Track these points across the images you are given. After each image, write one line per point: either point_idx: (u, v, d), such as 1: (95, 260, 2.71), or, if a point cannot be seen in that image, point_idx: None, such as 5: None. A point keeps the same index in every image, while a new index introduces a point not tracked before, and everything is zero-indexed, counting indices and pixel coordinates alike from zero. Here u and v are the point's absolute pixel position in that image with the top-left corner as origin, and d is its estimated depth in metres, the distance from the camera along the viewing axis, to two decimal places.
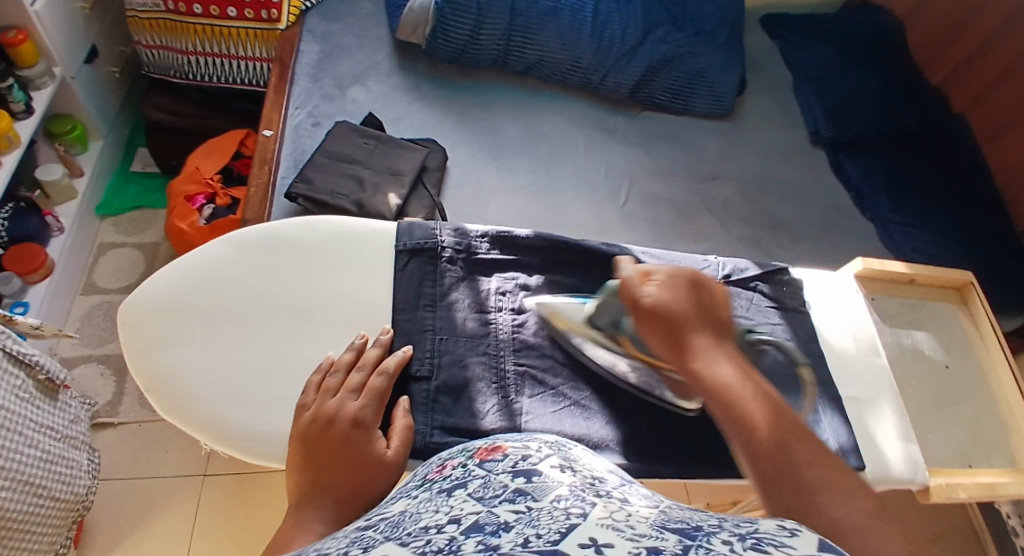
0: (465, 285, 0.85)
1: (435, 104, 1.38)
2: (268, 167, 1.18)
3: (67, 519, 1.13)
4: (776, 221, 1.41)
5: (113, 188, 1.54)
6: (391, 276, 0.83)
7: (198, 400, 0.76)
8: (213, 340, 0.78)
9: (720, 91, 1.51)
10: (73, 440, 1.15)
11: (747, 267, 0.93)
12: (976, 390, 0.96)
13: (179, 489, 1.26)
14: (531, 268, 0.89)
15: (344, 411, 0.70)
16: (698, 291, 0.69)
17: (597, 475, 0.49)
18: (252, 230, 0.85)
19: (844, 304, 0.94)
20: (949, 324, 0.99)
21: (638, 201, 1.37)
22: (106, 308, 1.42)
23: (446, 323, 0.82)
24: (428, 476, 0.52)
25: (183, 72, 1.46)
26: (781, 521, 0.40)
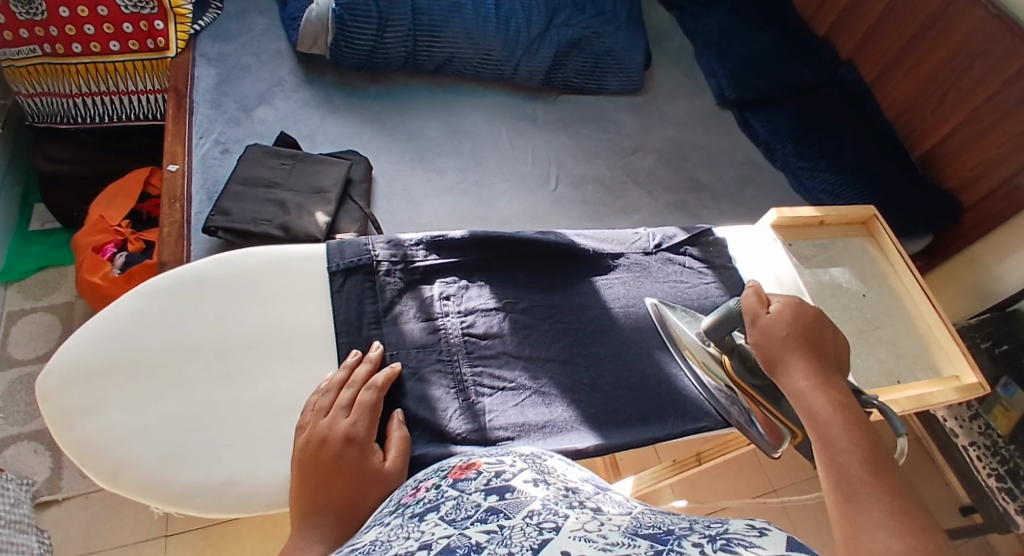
0: (408, 295, 0.83)
1: (348, 114, 1.35)
2: (179, 205, 1.11)
3: None
4: (699, 184, 1.44)
5: (13, 251, 1.44)
6: (330, 299, 0.82)
7: (137, 465, 0.72)
8: (145, 397, 0.75)
9: (628, 65, 1.54)
10: (18, 524, 1.10)
11: (675, 233, 0.96)
12: (896, 316, 1.01)
13: (141, 554, 1.20)
14: (471, 268, 0.88)
15: (337, 428, 0.70)
16: (817, 316, 0.74)
17: (569, 486, 0.58)
18: (170, 275, 0.81)
19: (770, 256, 0.97)
20: (861, 258, 1.04)
21: (567, 183, 1.39)
22: (27, 380, 1.33)
23: (395, 337, 0.81)
24: (401, 499, 0.59)
25: (71, 118, 1.36)
26: (747, 522, 0.47)
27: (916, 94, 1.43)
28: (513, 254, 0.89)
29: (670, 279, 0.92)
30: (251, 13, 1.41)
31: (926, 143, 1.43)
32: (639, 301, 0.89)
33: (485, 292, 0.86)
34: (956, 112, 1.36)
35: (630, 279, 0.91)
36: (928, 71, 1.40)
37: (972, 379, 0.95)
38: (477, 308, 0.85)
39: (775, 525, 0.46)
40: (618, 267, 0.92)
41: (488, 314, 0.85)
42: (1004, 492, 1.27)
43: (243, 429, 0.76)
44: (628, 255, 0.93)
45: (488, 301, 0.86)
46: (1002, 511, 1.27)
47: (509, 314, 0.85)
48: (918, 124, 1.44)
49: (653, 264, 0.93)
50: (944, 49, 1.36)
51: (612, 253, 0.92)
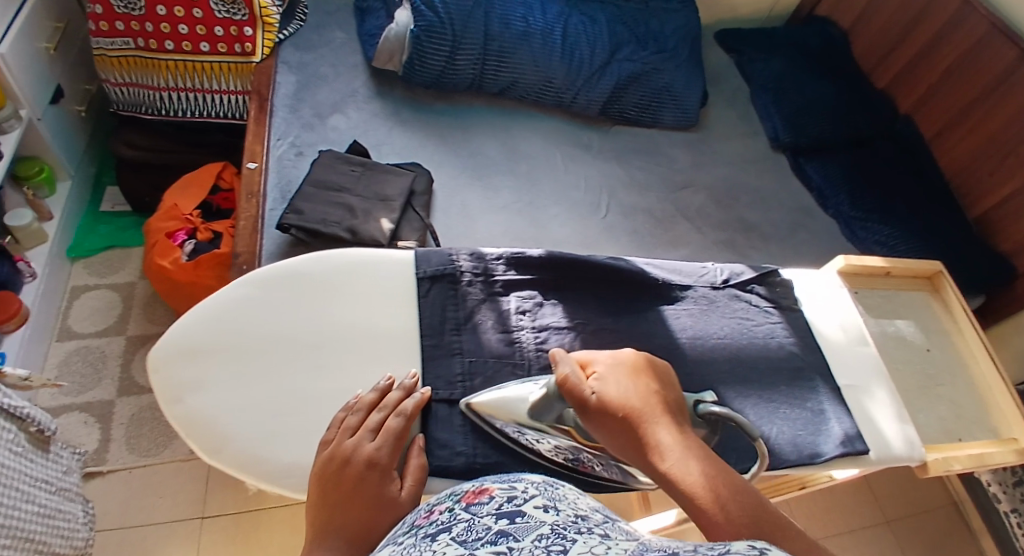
0: (487, 307, 0.89)
1: (414, 128, 1.39)
2: (256, 201, 1.17)
3: None
4: (747, 225, 1.47)
5: (82, 230, 1.51)
6: (417, 303, 0.87)
7: (235, 440, 0.78)
8: (247, 378, 0.81)
9: (685, 103, 1.58)
10: (67, 492, 1.12)
11: (742, 271, 0.98)
12: (958, 374, 1.02)
13: (176, 533, 1.24)
14: (547, 285, 0.92)
15: (361, 452, 0.72)
16: (646, 377, 0.73)
17: (579, 512, 0.59)
18: (275, 267, 0.87)
19: (835, 302, 0.99)
20: (925, 313, 1.06)
21: (618, 212, 1.42)
22: (84, 353, 1.39)
23: (473, 345, 0.86)
24: (418, 519, 0.61)
25: (156, 109, 1.43)
26: (750, 542, 0.48)
27: (973, 157, 1.46)
28: (586, 276, 0.93)
29: (737, 316, 0.94)
30: (331, 26, 1.48)
31: (981, 206, 1.45)
32: (705, 334, 0.91)
33: (560, 311, 0.90)
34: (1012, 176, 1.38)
35: (698, 311, 0.94)
36: (986, 136, 1.43)
37: None
38: (550, 325, 0.89)
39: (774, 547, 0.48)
40: (686, 298, 0.94)
41: (561, 332, 0.89)
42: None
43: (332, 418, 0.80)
44: (696, 288, 0.95)
45: (561, 320, 0.90)
46: None
47: (581, 334, 0.89)
48: (973, 186, 1.47)
49: (720, 299, 0.95)
50: (1004, 116, 1.39)
51: (681, 286, 0.95)
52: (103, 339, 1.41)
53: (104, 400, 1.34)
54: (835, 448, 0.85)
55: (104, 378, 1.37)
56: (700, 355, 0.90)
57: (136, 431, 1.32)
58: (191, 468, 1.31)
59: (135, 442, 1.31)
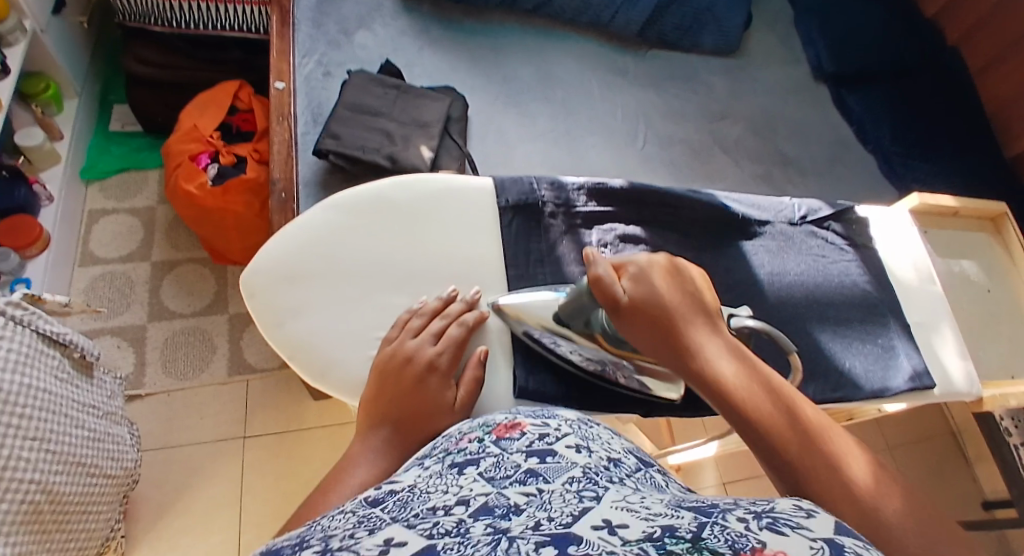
0: (569, 239, 0.88)
1: (445, 47, 1.32)
2: (287, 123, 1.11)
3: (118, 494, 1.11)
4: (785, 156, 1.44)
5: (95, 150, 1.45)
6: (500, 233, 0.85)
7: (340, 365, 0.78)
8: (342, 304, 0.80)
9: (726, 25, 1.51)
10: (113, 415, 1.12)
11: (820, 207, 0.97)
12: (1015, 314, 1.02)
13: (219, 453, 1.26)
14: (627, 219, 0.91)
15: (422, 355, 0.74)
16: (682, 275, 0.68)
17: (612, 457, 0.58)
18: (357, 190, 0.85)
19: (909, 240, 0.98)
20: (989, 252, 1.06)
21: (656, 142, 1.38)
22: (110, 278, 1.37)
23: (558, 278, 0.85)
24: (446, 447, 0.61)
25: (165, 21, 1.34)
26: (794, 501, 0.45)
27: (1019, 92, 1.42)
28: (665, 211, 0.92)
29: (812, 253, 0.93)
30: None
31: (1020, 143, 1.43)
32: (783, 272, 0.91)
33: (642, 246, 0.89)
34: None
35: (776, 246, 0.93)
36: None
37: None
38: None
39: (822, 509, 0.44)
40: (764, 234, 0.93)
41: None
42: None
43: None
44: (774, 224, 0.94)
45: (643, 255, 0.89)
46: None
47: None
48: (1015, 124, 1.44)
49: (796, 236, 0.94)
50: None
51: (759, 222, 0.93)
52: (128, 265, 1.39)
53: (135, 325, 1.33)
54: (903, 382, 0.86)
55: (133, 303, 1.35)
56: (779, 289, 0.89)
57: (170, 355, 1.32)
58: (228, 393, 1.31)
59: (171, 366, 1.31)
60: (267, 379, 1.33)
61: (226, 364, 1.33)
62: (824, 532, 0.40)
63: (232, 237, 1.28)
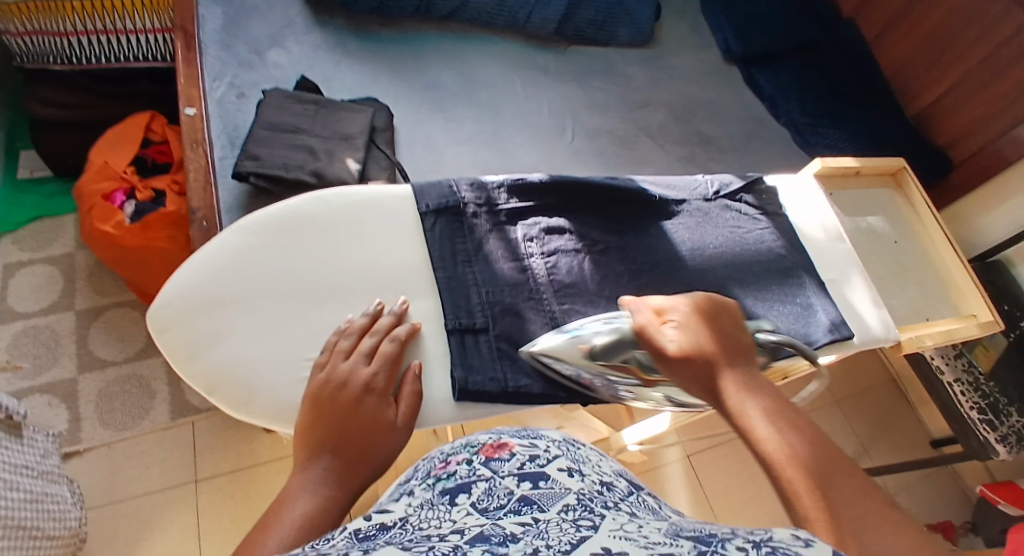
0: (495, 236, 0.88)
1: (362, 60, 1.31)
2: (203, 149, 1.08)
3: (68, 555, 1.05)
4: (706, 137, 1.48)
5: (5, 202, 1.39)
6: (423, 240, 0.85)
7: (264, 392, 0.76)
8: (262, 331, 0.78)
9: (639, 16, 1.54)
10: (50, 475, 1.05)
11: (731, 181, 0.99)
12: (922, 260, 1.07)
13: (172, 501, 1.21)
14: (550, 211, 0.91)
15: (358, 376, 0.72)
16: (714, 322, 0.72)
17: (601, 481, 0.59)
18: (269, 212, 0.82)
19: (815, 204, 1.01)
20: (891, 205, 1.10)
21: (584, 135, 1.39)
22: (35, 332, 1.30)
23: (487, 275, 0.85)
24: (434, 470, 0.62)
25: (64, 58, 1.29)
26: (792, 531, 0.46)
27: (913, 55, 1.48)
28: (588, 199, 0.93)
29: (729, 225, 0.95)
30: None
31: (920, 100, 1.49)
32: (703, 245, 0.93)
33: (567, 236, 0.90)
34: (948, 74, 1.42)
35: (693, 222, 0.94)
36: (927, 30, 1.45)
37: (989, 316, 1.02)
38: (559, 249, 0.89)
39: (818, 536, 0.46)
40: (681, 212, 0.94)
41: (570, 255, 0.89)
42: (984, 423, 1.27)
43: None
44: (691, 202, 0.96)
45: (568, 243, 0.90)
46: (982, 440, 1.27)
47: (590, 255, 0.89)
48: (912, 84, 1.50)
49: (712, 210, 0.96)
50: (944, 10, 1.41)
51: (676, 200, 0.95)
52: (52, 317, 1.33)
53: (66, 379, 1.27)
54: (825, 333, 0.88)
55: (61, 356, 1.29)
56: (698, 263, 0.91)
57: (107, 406, 1.26)
58: (174, 437, 1.26)
59: (109, 417, 1.26)
60: (214, 418, 1.28)
61: (168, 408, 1.28)
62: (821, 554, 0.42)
63: (161, 276, 1.23)
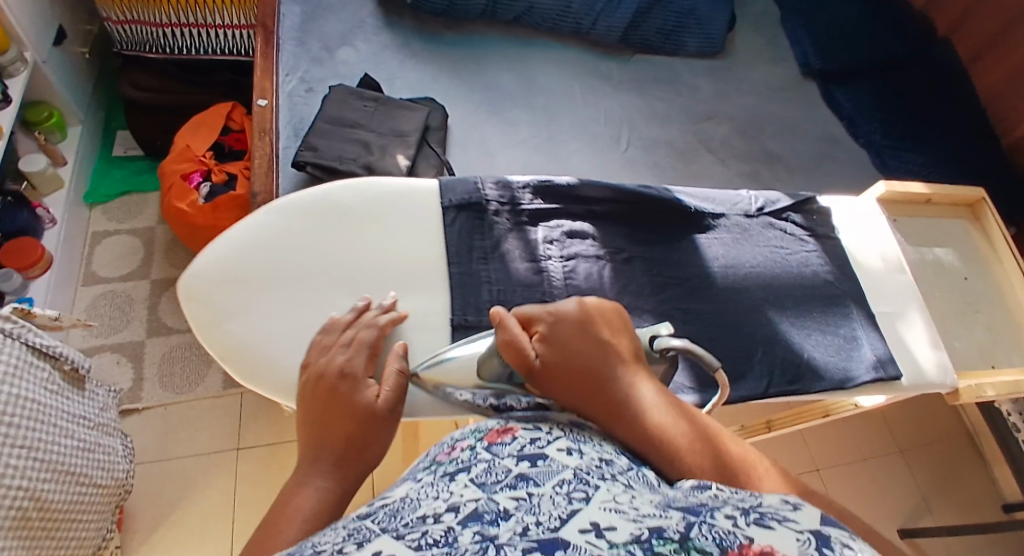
0: (514, 235, 0.89)
1: (426, 61, 1.35)
2: (268, 139, 1.14)
3: (111, 502, 1.14)
4: (772, 154, 1.43)
5: (97, 175, 1.50)
6: (442, 232, 0.87)
7: (274, 365, 0.79)
8: (280, 306, 0.81)
9: (709, 28, 1.51)
10: (106, 427, 1.15)
11: (779, 198, 0.97)
12: (998, 301, 1.00)
13: (215, 466, 1.28)
14: (575, 215, 0.92)
15: (334, 364, 0.72)
16: (597, 324, 0.70)
17: (603, 457, 0.57)
18: (300, 195, 0.86)
19: (872, 230, 0.97)
20: (965, 239, 1.04)
21: (640, 146, 1.38)
22: (110, 297, 1.40)
23: (502, 274, 0.86)
24: (439, 456, 0.60)
25: (160, 47, 1.40)
26: (781, 496, 0.47)
27: (1011, 80, 1.40)
28: (615, 206, 0.92)
29: (770, 244, 0.93)
30: None
31: (1015, 129, 1.41)
32: (740, 263, 0.91)
33: (589, 241, 0.90)
34: None
35: (733, 240, 0.93)
36: None
37: None
38: (579, 254, 0.89)
39: (808, 501, 0.46)
40: (720, 227, 0.94)
41: (591, 260, 0.89)
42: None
43: None
44: (729, 217, 0.95)
45: (590, 248, 0.90)
46: None
47: (612, 262, 0.89)
48: (1008, 110, 1.42)
49: (754, 228, 0.94)
50: None
51: (714, 214, 0.94)
52: (129, 283, 1.43)
53: (135, 340, 1.37)
54: (867, 372, 0.85)
55: (132, 321, 1.39)
56: (729, 281, 0.89)
57: (168, 369, 1.35)
58: (224, 406, 1.33)
59: (168, 379, 1.34)
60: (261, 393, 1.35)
61: (221, 378, 1.35)
62: (809, 524, 0.43)
63: None
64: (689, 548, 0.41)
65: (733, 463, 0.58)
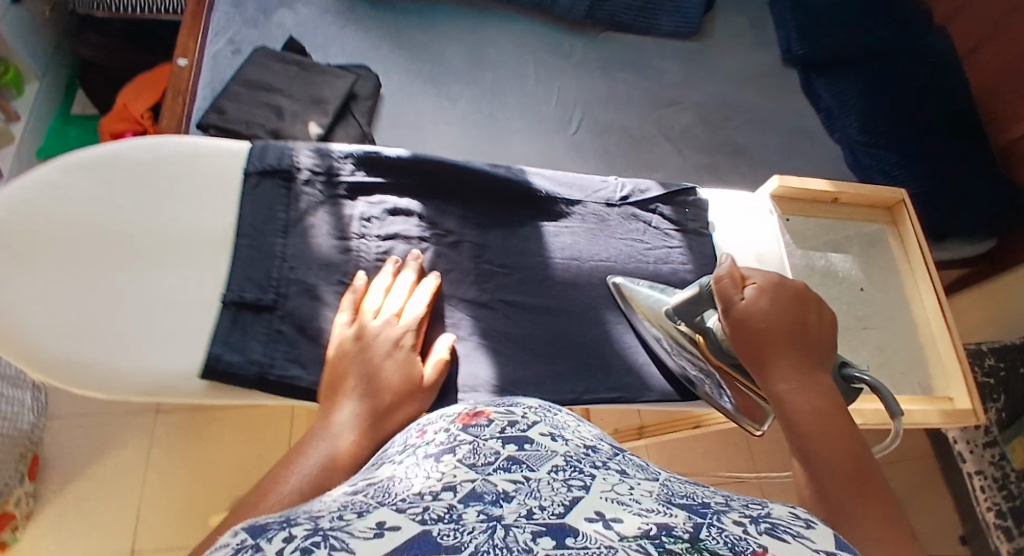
0: (324, 209, 0.80)
1: (369, 27, 1.29)
2: (183, 100, 1.11)
3: (16, 449, 1.29)
4: (735, 146, 1.33)
5: (54, 133, 1.51)
6: (239, 200, 0.79)
7: (18, 332, 0.69)
8: (41, 269, 0.71)
9: (685, 8, 1.41)
10: (17, 381, 1.30)
11: (649, 188, 0.92)
12: (901, 317, 0.94)
13: (133, 426, 1.41)
14: (401, 192, 0.84)
15: (389, 334, 0.70)
16: (806, 306, 0.67)
17: (586, 444, 0.51)
18: (91, 153, 0.77)
19: (749, 228, 0.94)
20: (875, 245, 0.98)
21: (590, 129, 1.30)
22: None
23: (300, 249, 0.78)
24: (408, 438, 0.53)
25: (106, 6, 1.38)
26: (788, 506, 0.43)
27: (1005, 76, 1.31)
28: (452, 186, 0.85)
29: (628, 236, 0.89)
30: None
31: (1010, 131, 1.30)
32: (585, 256, 0.87)
33: (412, 220, 0.83)
34: None
35: (583, 228, 0.88)
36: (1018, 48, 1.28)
37: (967, 405, 0.88)
38: (397, 234, 0.81)
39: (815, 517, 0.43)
40: (573, 214, 0.89)
41: (410, 243, 0.82)
42: (999, 530, 1.13)
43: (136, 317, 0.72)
44: (587, 204, 0.90)
45: (411, 229, 0.82)
46: None
47: (435, 246, 0.82)
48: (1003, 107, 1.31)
49: (611, 218, 0.90)
50: None
51: (569, 201, 0.89)
52: None
53: None
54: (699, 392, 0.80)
55: None
56: (569, 274, 0.85)
57: None
58: None
59: None
60: None
61: None
62: (825, 544, 0.39)
63: None
64: (701, 548, 0.37)
65: (869, 488, 0.54)
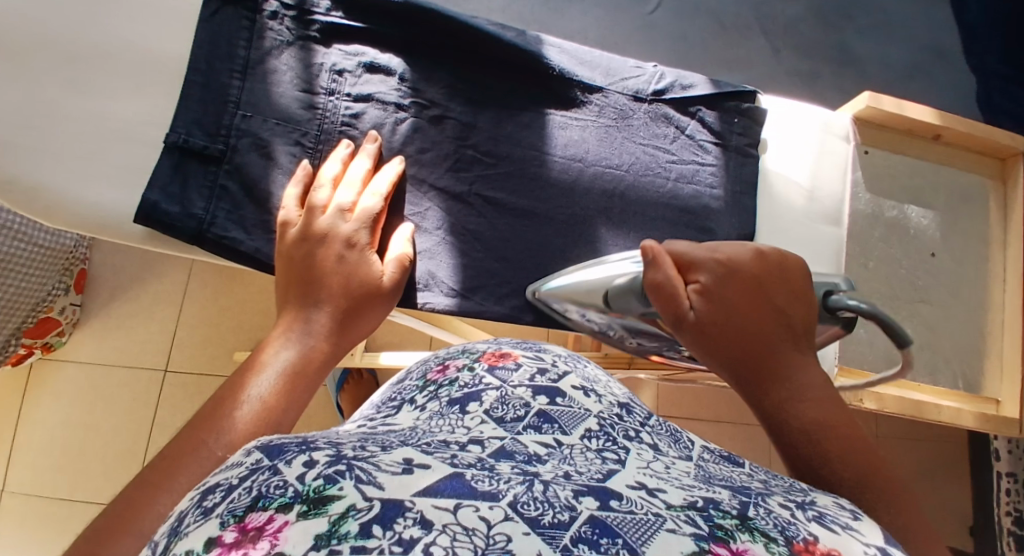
0: (292, 51, 0.72)
1: None
2: None
3: (59, 264, 1.16)
4: (843, 54, 1.12)
5: None
6: (196, 25, 0.70)
7: None
8: None
9: None
10: None
11: (695, 84, 0.79)
12: (970, 296, 0.82)
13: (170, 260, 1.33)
14: (384, 46, 0.74)
15: (338, 233, 0.64)
16: (782, 260, 0.58)
17: (622, 401, 0.49)
18: None
19: (808, 154, 0.80)
20: (966, 205, 0.83)
21: (673, 7, 1.11)
22: None
23: (259, 94, 0.70)
24: (429, 374, 0.52)
25: None
26: (835, 499, 0.42)
27: None
28: (446, 48, 0.75)
29: (649, 139, 0.77)
30: None
31: None
32: (593, 154, 0.76)
33: (391, 81, 0.73)
34: None
35: (600, 121, 0.77)
36: None
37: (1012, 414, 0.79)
38: (371, 96, 0.73)
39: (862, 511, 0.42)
40: (590, 102, 0.77)
41: (384, 108, 0.73)
42: (1013, 537, 1.02)
43: (79, 144, 0.66)
44: (608, 93, 0.77)
45: (388, 92, 0.73)
46: None
47: (416, 119, 0.73)
48: None
49: (635, 113, 0.77)
50: None
51: (589, 86, 0.77)
52: None
53: None
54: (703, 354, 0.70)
55: None
56: (569, 172, 0.75)
57: None
58: None
59: None
60: None
61: None
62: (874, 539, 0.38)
63: None
64: (753, 527, 0.36)
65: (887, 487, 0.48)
